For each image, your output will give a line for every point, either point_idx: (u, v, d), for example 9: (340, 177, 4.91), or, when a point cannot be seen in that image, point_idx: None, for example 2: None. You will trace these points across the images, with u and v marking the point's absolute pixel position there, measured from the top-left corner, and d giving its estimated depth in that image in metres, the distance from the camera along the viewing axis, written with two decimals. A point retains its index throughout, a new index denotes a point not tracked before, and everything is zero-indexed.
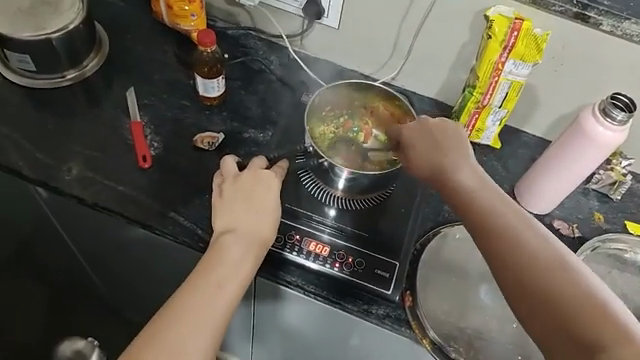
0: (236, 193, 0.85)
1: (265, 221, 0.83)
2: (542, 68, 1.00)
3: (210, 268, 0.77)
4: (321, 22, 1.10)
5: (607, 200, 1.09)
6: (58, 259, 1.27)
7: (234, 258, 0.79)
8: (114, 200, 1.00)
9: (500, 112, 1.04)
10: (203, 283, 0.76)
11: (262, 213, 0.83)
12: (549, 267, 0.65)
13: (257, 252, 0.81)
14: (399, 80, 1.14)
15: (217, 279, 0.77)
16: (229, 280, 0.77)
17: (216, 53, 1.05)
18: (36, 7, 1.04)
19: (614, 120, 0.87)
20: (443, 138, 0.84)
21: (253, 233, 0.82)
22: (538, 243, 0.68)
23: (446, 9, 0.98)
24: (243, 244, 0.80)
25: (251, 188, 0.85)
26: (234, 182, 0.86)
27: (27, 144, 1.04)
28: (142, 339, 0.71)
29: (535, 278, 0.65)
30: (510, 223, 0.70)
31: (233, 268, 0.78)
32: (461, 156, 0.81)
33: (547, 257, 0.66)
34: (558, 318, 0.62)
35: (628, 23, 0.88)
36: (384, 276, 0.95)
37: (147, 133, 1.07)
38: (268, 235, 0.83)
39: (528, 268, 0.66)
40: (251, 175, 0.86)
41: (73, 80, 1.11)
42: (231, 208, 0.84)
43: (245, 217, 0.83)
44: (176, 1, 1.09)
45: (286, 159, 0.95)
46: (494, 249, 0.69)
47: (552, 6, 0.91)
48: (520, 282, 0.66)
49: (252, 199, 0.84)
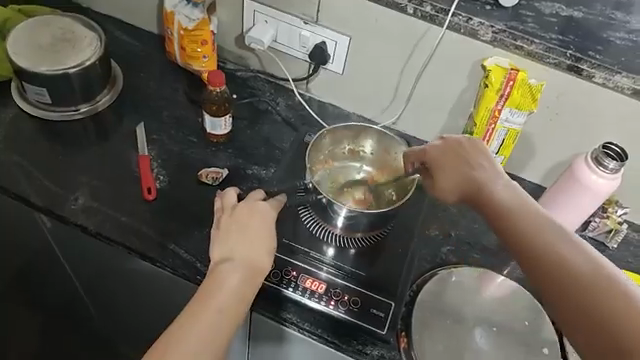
0: (232, 225, 0.86)
1: (262, 250, 0.85)
2: (538, 117, 1.04)
3: (207, 296, 0.78)
4: (326, 68, 1.15)
5: (603, 248, 1.10)
6: (58, 287, 1.28)
7: (231, 284, 0.80)
8: (117, 230, 1.02)
9: (497, 158, 1.08)
10: (202, 311, 0.77)
11: (258, 244, 0.85)
12: (589, 268, 0.64)
13: (255, 280, 0.82)
14: (399, 125, 1.18)
15: (216, 306, 0.77)
16: (226, 308, 0.78)
17: (225, 92, 1.09)
18: (57, 45, 1.10)
19: (606, 168, 0.90)
20: (466, 153, 0.84)
21: (250, 262, 0.83)
22: (571, 247, 0.66)
23: (446, 59, 1.03)
24: (239, 270, 0.81)
25: (247, 219, 0.87)
26: (231, 214, 0.88)
27: (36, 172, 1.07)
28: None
29: (574, 283, 0.63)
30: (539, 225, 0.70)
31: (230, 294, 0.79)
32: (491, 170, 0.80)
33: (591, 268, 0.64)
34: (602, 321, 0.60)
35: (620, 77, 0.92)
36: (380, 316, 0.96)
37: (153, 167, 1.10)
38: (265, 264, 0.84)
39: (569, 274, 0.64)
40: (246, 207, 0.88)
41: (85, 114, 1.16)
42: (227, 238, 0.85)
43: (242, 246, 0.84)
44: (189, 43, 1.15)
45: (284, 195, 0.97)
46: (527, 250, 0.68)
47: (546, 59, 0.95)
48: (555, 282, 0.65)
49: (248, 230, 0.86)
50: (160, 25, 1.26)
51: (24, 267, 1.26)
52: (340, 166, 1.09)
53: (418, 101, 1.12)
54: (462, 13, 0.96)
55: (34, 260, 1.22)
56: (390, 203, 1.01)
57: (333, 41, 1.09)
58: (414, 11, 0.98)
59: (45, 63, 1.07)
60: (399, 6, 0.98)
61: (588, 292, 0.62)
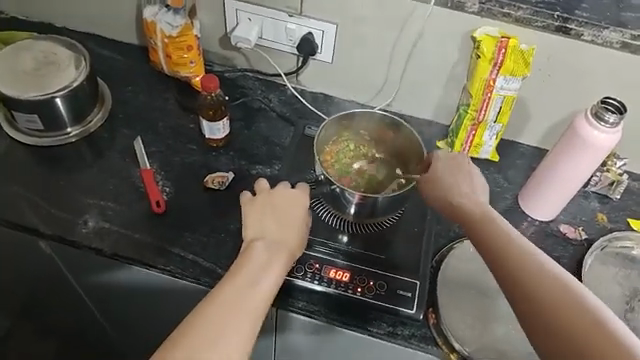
0: (266, 208, 0.89)
1: (291, 234, 0.86)
2: (531, 81, 1.06)
3: (237, 270, 0.78)
4: (315, 58, 1.15)
5: (608, 201, 1.13)
6: (72, 314, 1.27)
7: (262, 262, 0.80)
8: (131, 248, 1.01)
9: (496, 127, 1.09)
10: (235, 287, 0.75)
11: (290, 226, 0.87)
12: (558, 285, 0.66)
13: (285, 261, 0.83)
14: (394, 105, 1.19)
15: (249, 281, 0.77)
16: (261, 283, 0.77)
17: (219, 95, 1.08)
18: (41, 68, 1.08)
19: (607, 122, 0.91)
20: (445, 179, 0.88)
21: (280, 244, 0.84)
22: (542, 265, 0.69)
23: (435, 34, 1.03)
24: (271, 251, 0.82)
25: (280, 202, 0.90)
26: (266, 196, 0.91)
27: (39, 201, 1.06)
28: (170, 341, 0.69)
29: (546, 301, 0.66)
30: (513, 245, 0.72)
31: (263, 270, 0.79)
32: (459, 190, 0.86)
33: (556, 284, 0.66)
34: (565, 330, 0.63)
35: (608, 32, 0.94)
36: (406, 296, 0.97)
37: (157, 180, 1.09)
38: (294, 247, 0.85)
39: (539, 291, 0.67)
40: (281, 191, 0.91)
41: (79, 136, 1.14)
42: (261, 219, 0.88)
43: (275, 228, 0.86)
44: (175, 50, 1.13)
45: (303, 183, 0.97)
46: (500, 270, 0.71)
47: (534, 22, 0.96)
48: (529, 301, 0.67)
49: (281, 213, 0.88)
50: (140, 36, 1.25)
51: (36, 297, 1.25)
52: (352, 159, 1.08)
53: (411, 80, 1.13)
54: None
55: (45, 290, 1.21)
56: (402, 185, 1.02)
57: (320, 30, 1.09)
58: None
59: (32, 88, 1.05)
60: None
61: (561, 308, 0.64)
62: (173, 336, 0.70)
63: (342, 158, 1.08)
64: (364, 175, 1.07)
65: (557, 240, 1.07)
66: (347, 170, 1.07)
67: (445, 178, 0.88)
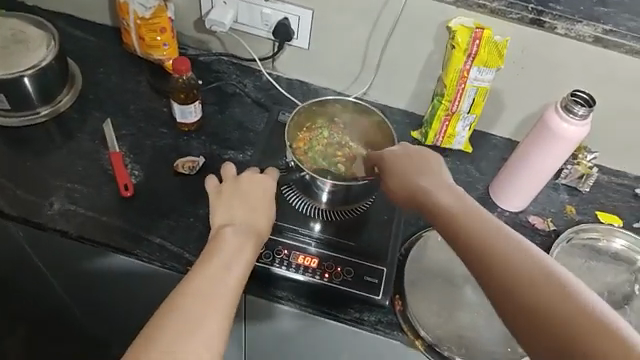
0: (234, 194, 0.88)
1: (260, 217, 0.86)
2: (505, 73, 1.06)
3: (208, 258, 0.76)
4: (291, 44, 1.14)
5: (577, 193, 1.15)
6: (39, 299, 1.25)
7: (233, 246, 0.79)
8: (98, 231, 1.00)
9: (469, 117, 1.09)
10: (205, 273, 0.74)
11: (260, 211, 0.87)
12: (527, 259, 0.64)
13: (255, 243, 0.82)
14: (370, 93, 1.18)
15: (222, 266, 0.75)
16: (234, 267, 0.76)
17: (191, 79, 1.07)
18: (9, 47, 1.05)
19: (576, 115, 0.92)
20: (410, 164, 0.86)
21: (250, 227, 0.84)
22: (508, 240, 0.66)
23: (410, 23, 1.03)
24: (241, 235, 0.82)
25: (249, 190, 0.89)
26: (234, 183, 0.90)
27: (5, 182, 1.03)
28: (144, 335, 0.67)
29: (521, 277, 0.62)
30: (480, 224, 0.69)
31: (234, 255, 0.78)
32: (427, 173, 0.83)
33: (525, 257, 0.64)
34: (541, 313, 0.59)
35: (581, 25, 0.94)
36: (373, 283, 0.97)
37: (127, 163, 1.07)
38: (263, 229, 0.85)
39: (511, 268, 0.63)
40: (248, 177, 0.91)
41: (47, 116, 1.11)
42: (230, 205, 0.87)
43: (244, 213, 0.85)
44: (148, 32, 1.11)
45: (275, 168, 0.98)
46: (466, 251, 0.68)
47: (508, 14, 0.96)
48: (503, 282, 0.63)
49: (250, 198, 0.88)
50: (113, 16, 1.22)
51: (1, 280, 1.22)
52: (325, 146, 1.05)
53: (386, 69, 1.12)
54: None
55: (12, 273, 1.18)
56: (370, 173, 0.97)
57: (296, 16, 1.08)
58: None
59: None
60: None
61: (536, 284, 0.61)
62: (147, 328, 0.68)
63: (311, 150, 1.03)
64: (337, 166, 1.02)
65: (526, 231, 1.09)
66: (320, 158, 1.02)
67: (412, 162, 0.85)
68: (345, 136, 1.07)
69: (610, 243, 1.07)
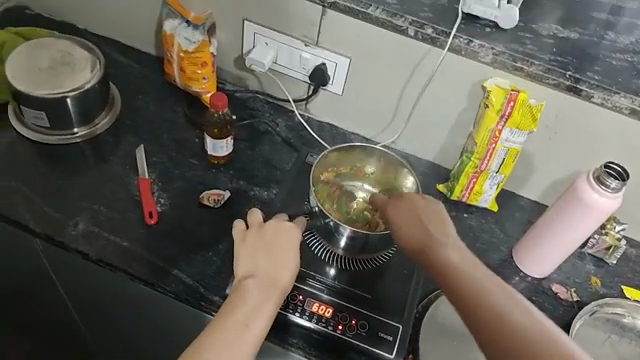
0: (258, 243, 0.89)
1: (285, 269, 0.86)
2: (537, 136, 1.06)
3: (231, 309, 0.80)
4: (326, 89, 1.16)
5: (603, 265, 1.12)
6: (53, 315, 1.26)
7: (255, 301, 0.81)
8: (118, 255, 1.01)
9: (497, 177, 1.08)
10: (228, 322, 0.79)
11: (283, 261, 0.86)
12: (534, 329, 0.70)
13: (276, 298, 0.83)
14: (399, 144, 1.19)
15: (243, 319, 0.79)
16: (255, 319, 0.80)
17: (226, 114, 1.09)
18: (56, 67, 1.09)
19: (608, 187, 0.90)
20: (419, 214, 0.86)
21: (273, 280, 0.84)
22: (511, 307, 0.72)
23: (445, 79, 1.04)
24: (263, 288, 0.83)
25: (273, 238, 0.89)
26: (258, 231, 0.90)
27: (35, 197, 1.06)
28: None
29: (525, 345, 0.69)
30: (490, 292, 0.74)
31: (255, 308, 0.81)
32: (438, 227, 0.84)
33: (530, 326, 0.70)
34: None
35: (618, 97, 0.94)
36: (387, 339, 0.96)
37: (154, 190, 1.09)
38: (287, 283, 0.85)
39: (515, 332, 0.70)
40: (273, 225, 0.91)
41: (83, 138, 1.14)
42: (253, 254, 0.87)
43: (266, 263, 0.86)
44: (189, 65, 1.14)
45: (303, 217, 0.99)
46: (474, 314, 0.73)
47: (546, 79, 0.96)
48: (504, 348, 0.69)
49: (274, 248, 0.88)
50: (158, 47, 1.26)
51: (19, 292, 1.24)
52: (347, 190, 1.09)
53: (418, 121, 1.13)
54: (463, 35, 0.97)
55: (29, 285, 1.20)
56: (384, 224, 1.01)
57: (334, 63, 1.10)
58: (415, 34, 0.99)
59: (44, 86, 1.06)
60: (400, 28, 0.99)
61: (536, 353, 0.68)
62: None
63: (330, 199, 1.07)
64: (364, 213, 1.05)
65: (547, 299, 1.06)
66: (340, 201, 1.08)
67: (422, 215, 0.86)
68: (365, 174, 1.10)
69: (636, 320, 1.03)
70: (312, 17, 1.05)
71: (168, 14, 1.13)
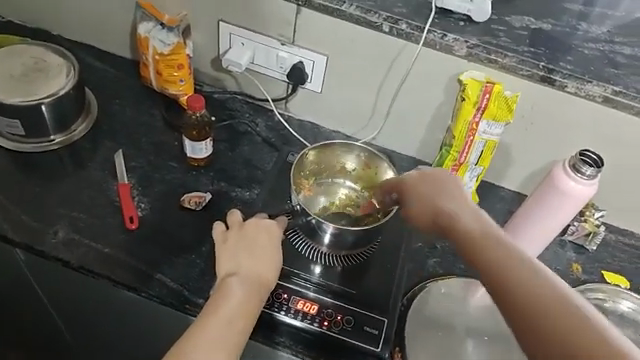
0: (239, 243, 0.88)
1: (268, 266, 0.86)
2: (514, 127, 1.07)
3: (214, 309, 0.79)
4: (304, 87, 1.16)
5: (584, 252, 1.13)
6: (37, 325, 1.24)
7: (239, 299, 0.81)
8: (100, 262, 0.99)
9: (477, 169, 1.09)
10: (212, 323, 0.78)
11: (265, 259, 0.87)
12: (550, 289, 0.63)
13: (260, 294, 0.83)
14: (379, 140, 1.20)
15: (226, 317, 0.79)
16: (238, 317, 0.79)
17: (205, 116, 1.09)
18: (29, 74, 1.07)
19: (584, 174, 0.91)
20: (427, 188, 0.84)
21: (256, 277, 0.84)
22: (525, 264, 0.66)
23: (422, 74, 1.05)
24: (247, 285, 0.83)
25: (254, 237, 0.89)
26: (239, 231, 0.90)
27: (13, 207, 1.04)
28: None
29: (542, 304, 0.62)
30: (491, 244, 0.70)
31: (239, 305, 0.80)
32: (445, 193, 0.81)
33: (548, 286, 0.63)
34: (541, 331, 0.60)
35: (590, 85, 0.95)
36: (373, 334, 0.96)
37: (134, 195, 1.08)
38: (270, 279, 0.85)
39: (532, 291, 0.63)
40: (253, 224, 0.91)
41: (60, 145, 1.13)
42: (234, 254, 0.87)
43: (248, 262, 0.86)
44: (165, 67, 1.14)
45: (283, 217, 0.99)
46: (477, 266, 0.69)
47: (520, 70, 0.97)
48: (519, 308, 0.63)
49: (257, 246, 0.88)
50: (133, 50, 1.25)
51: (2, 304, 1.22)
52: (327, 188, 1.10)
53: (397, 116, 1.14)
54: (437, 30, 0.98)
55: (11, 296, 1.18)
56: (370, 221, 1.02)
57: (311, 61, 1.10)
58: (390, 29, 0.99)
59: (17, 93, 1.04)
60: (374, 25, 0.99)
61: (560, 316, 0.60)
62: None
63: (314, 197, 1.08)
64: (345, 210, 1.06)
65: None
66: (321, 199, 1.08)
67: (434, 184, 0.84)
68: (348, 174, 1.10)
69: (617, 304, 1.05)
70: (287, 15, 1.05)
71: (142, 17, 1.12)
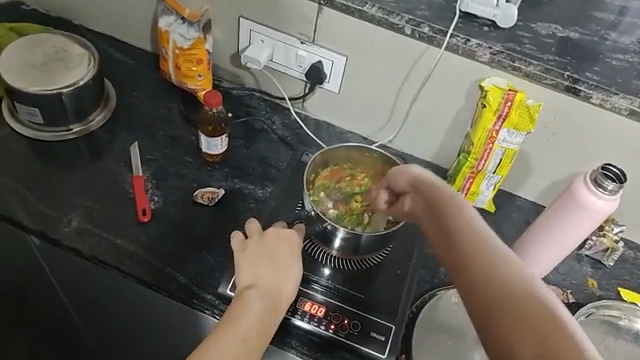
0: (259, 252, 0.88)
1: (289, 278, 0.85)
2: (535, 137, 1.05)
3: (232, 320, 0.79)
4: (323, 87, 1.15)
5: (601, 267, 1.11)
6: (48, 312, 1.25)
7: (257, 312, 0.80)
8: (111, 253, 1.00)
9: (494, 177, 1.07)
10: (229, 335, 0.77)
11: (285, 271, 0.86)
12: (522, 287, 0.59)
13: (278, 308, 0.83)
14: (396, 143, 1.18)
15: (242, 331, 0.78)
16: (254, 332, 0.78)
17: (221, 112, 1.08)
18: (49, 63, 1.08)
19: (605, 189, 0.89)
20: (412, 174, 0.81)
21: (275, 290, 0.84)
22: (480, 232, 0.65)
23: (443, 78, 1.03)
24: (266, 298, 0.82)
25: (274, 247, 0.88)
26: (259, 240, 0.90)
27: (28, 194, 1.05)
28: None
29: (513, 306, 0.57)
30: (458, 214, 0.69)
31: (257, 319, 0.80)
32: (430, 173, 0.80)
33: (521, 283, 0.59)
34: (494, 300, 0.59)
35: (617, 97, 0.92)
36: (380, 339, 0.95)
37: (148, 188, 1.09)
38: (288, 293, 0.85)
39: (506, 285, 0.59)
40: (274, 233, 0.90)
41: (78, 134, 1.14)
42: (254, 264, 0.87)
43: (267, 273, 0.85)
44: (184, 62, 1.13)
45: (302, 225, 0.99)
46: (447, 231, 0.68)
47: (544, 79, 0.95)
48: (492, 311, 0.59)
49: (277, 257, 0.87)
50: (154, 43, 1.25)
51: (15, 290, 1.24)
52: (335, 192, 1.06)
53: (415, 120, 1.12)
54: (461, 34, 0.95)
55: (24, 282, 1.20)
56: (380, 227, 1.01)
57: (330, 61, 1.09)
58: (412, 32, 0.97)
59: (37, 82, 1.05)
60: (396, 27, 0.98)
61: (528, 318, 0.56)
62: None
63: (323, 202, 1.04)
64: (356, 213, 1.03)
65: None
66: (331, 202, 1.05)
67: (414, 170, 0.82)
68: (351, 177, 1.08)
69: (633, 323, 1.02)
70: (308, 14, 1.04)
71: (163, 10, 1.12)
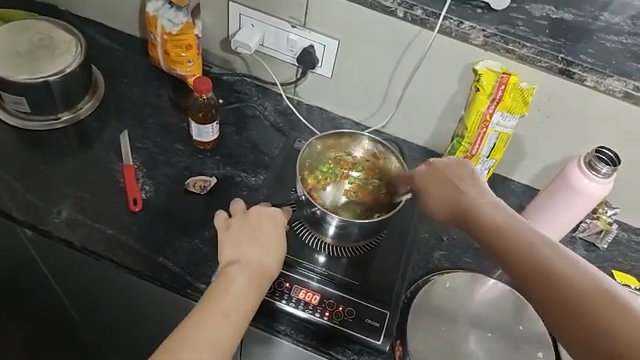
0: (242, 231, 0.87)
1: (272, 255, 0.85)
2: (529, 120, 1.04)
3: (212, 296, 0.78)
4: (314, 72, 1.13)
5: (594, 249, 1.11)
6: (42, 303, 1.24)
7: (240, 288, 0.79)
8: (102, 244, 0.99)
9: (488, 162, 1.06)
10: (210, 311, 0.76)
11: (268, 248, 0.85)
12: (570, 273, 0.66)
13: (261, 284, 0.82)
14: (389, 128, 1.17)
15: (224, 307, 0.77)
16: (235, 308, 0.78)
17: (211, 99, 1.07)
18: (35, 51, 1.06)
19: (599, 172, 0.89)
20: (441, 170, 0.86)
21: (258, 266, 0.83)
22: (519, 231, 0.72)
23: (436, 62, 1.02)
24: (247, 274, 0.81)
25: (256, 224, 0.88)
26: (242, 219, 0.89)
27: (17, 185, 1.04)
28: None
29: (570, 294, 0.64)
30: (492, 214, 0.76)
31: (239, 294, 0.79)
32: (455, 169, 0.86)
33: (581, 275, 0.65)
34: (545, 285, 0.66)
35: (611, 80, 0.91)
36: (374, 326, 0.95)
37: (138, 177, 1.07)
38: (271, 269, 0.84)
39: (554, 270, 0.66)
40: (257, 212, 0.90)
41: (66, 123, 1.12)
42: (237, 242, 0.86)
43: (250, 250, 0.84)
44: (173, 47, 1.11)
45: (288, 209, 0.98)
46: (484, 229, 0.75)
47: (538, 62, 0.94)
48: (546, 295, 0.66)
49: (259, 235, 0.86)
50: (141, 29, 1.23)
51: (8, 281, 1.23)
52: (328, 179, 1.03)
53: (408, 104, 1.11)
54: (454, 17, 0.94)
55: (16, 273, 1.18)
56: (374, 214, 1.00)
57: (322, 45, 1.07)
58: (404, 15, 0.96)
59: (23, 70, 1.03)
60: (389, 9, 0.96)
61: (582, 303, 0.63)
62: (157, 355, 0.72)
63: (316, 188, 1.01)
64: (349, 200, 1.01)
65: None
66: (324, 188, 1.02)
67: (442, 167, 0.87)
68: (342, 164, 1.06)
69: None
70: None
71: None
